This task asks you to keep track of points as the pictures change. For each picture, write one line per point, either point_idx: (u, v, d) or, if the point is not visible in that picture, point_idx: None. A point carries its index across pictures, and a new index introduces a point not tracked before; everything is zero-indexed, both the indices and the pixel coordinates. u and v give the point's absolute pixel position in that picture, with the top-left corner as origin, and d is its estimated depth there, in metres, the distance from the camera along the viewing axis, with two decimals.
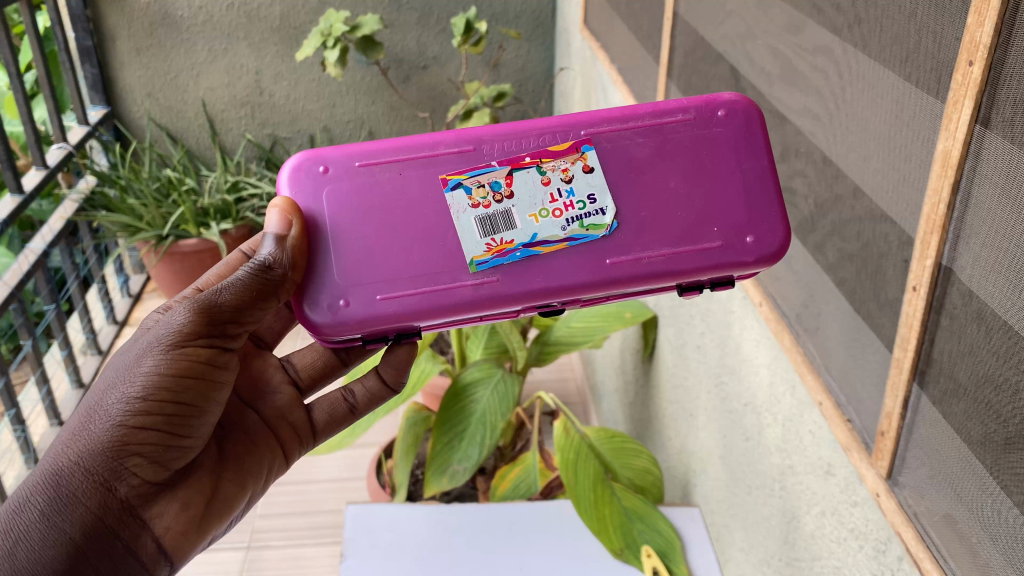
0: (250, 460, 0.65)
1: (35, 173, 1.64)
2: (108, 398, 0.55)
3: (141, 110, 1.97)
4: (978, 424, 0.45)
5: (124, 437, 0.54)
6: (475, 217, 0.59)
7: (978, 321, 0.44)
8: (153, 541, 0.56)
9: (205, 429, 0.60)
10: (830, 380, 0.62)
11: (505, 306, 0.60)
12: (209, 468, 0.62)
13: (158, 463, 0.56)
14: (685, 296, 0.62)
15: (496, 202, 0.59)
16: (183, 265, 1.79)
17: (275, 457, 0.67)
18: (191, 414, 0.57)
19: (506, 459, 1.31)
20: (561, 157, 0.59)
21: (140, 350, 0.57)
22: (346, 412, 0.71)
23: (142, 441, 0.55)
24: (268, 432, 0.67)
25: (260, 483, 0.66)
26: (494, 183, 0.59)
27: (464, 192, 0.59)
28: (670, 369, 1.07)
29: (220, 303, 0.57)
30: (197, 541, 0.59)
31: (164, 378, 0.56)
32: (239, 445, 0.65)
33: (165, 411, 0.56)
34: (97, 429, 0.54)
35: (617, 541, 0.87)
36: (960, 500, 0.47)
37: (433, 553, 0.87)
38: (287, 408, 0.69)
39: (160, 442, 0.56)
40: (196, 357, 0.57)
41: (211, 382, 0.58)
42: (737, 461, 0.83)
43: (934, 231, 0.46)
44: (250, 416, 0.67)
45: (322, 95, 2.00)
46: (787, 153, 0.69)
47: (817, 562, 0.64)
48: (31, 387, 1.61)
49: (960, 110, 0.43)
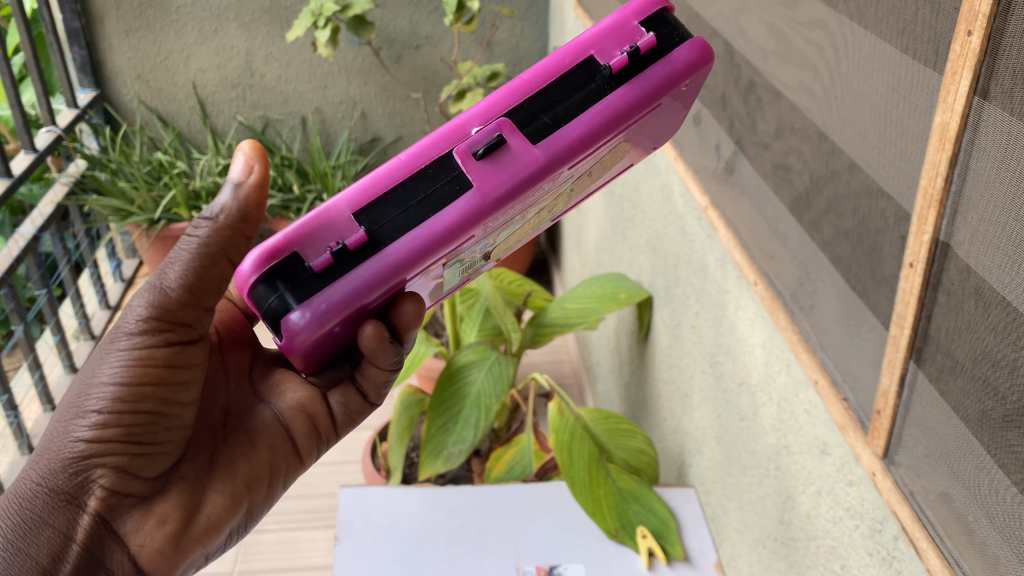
0: (245, 465, 0.61)
1: (23, 156, 1.63)
2: (66, 412, 0.55)
3: (131, 92, 1.96)
4: (976, 401, 0.44)
5: (80, 450, 0.54)
6: None
7: (976, 296, 0.43)
8: (128, 559, 0.55)
9: (176, 435, 0.58)
10: (826, 358, 0.61)
11: (417, 160, 0.49)
12: (193, 477, 0.59)
13: (122, 474, 0.55)
14: (614, 64, 0.49)
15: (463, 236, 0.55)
16: (176, 249, 1.79)
17: (279, 459, 0.63)
18: (154, 419, 0.56)
19: (501, 441, 1.32)
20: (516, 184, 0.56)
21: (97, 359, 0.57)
22: (363, 403, 0.66)
23: (98, 452, 0.54)
24: (279, 430, 0.64)
25: (261, 493, 0.62)
26: None
27: None
28: (665, 350, 1.06)
29: (169, 289, 0.56)
30: (179, 560, 0.56)
31: (118, 383, 0.55)
32: (234, 451, 0.62)
33: (119, 417, 0.55)
34: (56, 446, 0.54)
35: (612, 523, 0.87)
36: (957, 479, 0.46)
37: (429, 536, 0.87)
38: (309, 399, 0.65)
39: (120, 449, 0.54)
40: (149, 356, 0.56)
41: (168, 379, 0.57)
42: (732, 442, 0.82)
43: (931, 206, 0.45)
44: (262, 412, 0.64)
45: (314, 76, 1.98)
46: (782, 129, 0.67)
47: (813, 542, 0.64)
48: (25, 371, 1.60)
49: (958, 81, 0.42)
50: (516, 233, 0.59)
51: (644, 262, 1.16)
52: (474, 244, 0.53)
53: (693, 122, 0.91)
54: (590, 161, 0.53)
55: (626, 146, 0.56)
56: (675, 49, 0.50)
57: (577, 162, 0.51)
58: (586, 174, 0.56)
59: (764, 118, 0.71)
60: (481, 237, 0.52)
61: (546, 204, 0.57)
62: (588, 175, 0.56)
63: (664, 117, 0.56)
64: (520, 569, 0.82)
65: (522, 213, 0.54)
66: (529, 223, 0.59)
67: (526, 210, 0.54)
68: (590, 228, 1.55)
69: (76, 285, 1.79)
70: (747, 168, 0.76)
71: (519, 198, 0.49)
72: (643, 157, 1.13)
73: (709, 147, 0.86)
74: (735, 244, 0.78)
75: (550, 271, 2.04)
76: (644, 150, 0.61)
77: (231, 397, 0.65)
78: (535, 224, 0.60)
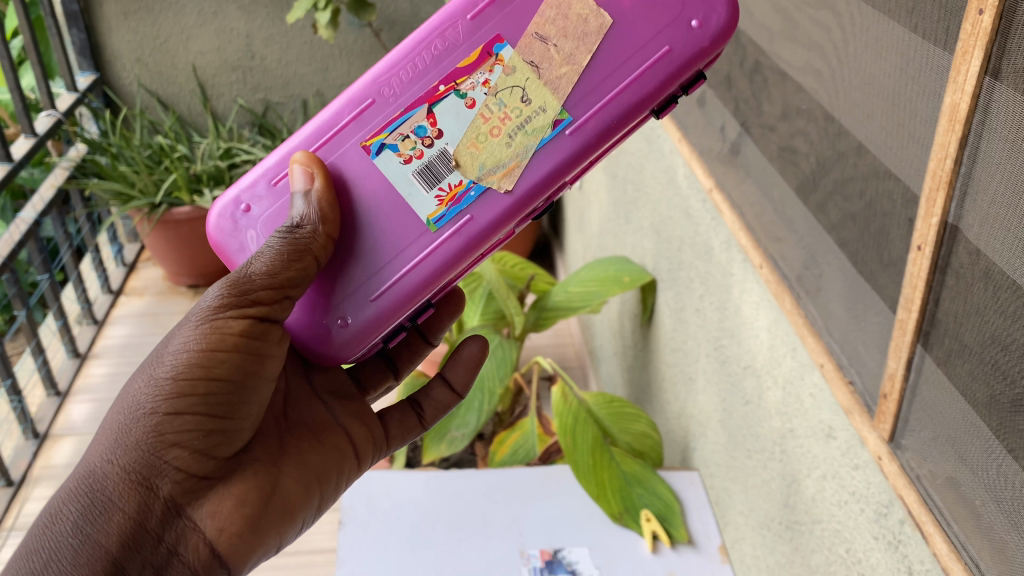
0: (314, 457, 0.61)
1: (24, 141, 1.62)
2: (139, 390, 0.53)
3: (130, 75, 1.95)
4: (984, 385, 0.44)
5: (159, 427, 0.52)
6: (412, 171, 0.58)
7: (986, 279, 0.43)
8: (204, 543, 0.52)
9: (251, 417, 0.56)
10: (832, 342, 0.61)
11: None
12: (266, 461, 0.57)
13: (202, 454, 0.53)
14: None
15: (425, 147, 0.58)
16: (178, 233, 1.79)
17: (344, 454, 0.64)
18: (231, 394, 0.54)
19: (505, 424, 1.32)
20: (476, 70, 0.58)
21: (173, 332, 0.55)
22: (416, 423, 0.72)
23: (178, 429, 0.52)
24: (337, 430, 0.64)
25: (329, 485, 0.61)
26: (418, 128, 0.58)
27: (391, 150, 0.58)
28: (669, 333, 1.06)
29: (255, 276, 0.54)
30: (256, 542, 0.55)
31: (196, 356, 0.53)
32: (302, 441, 0.61)
33: (199, 391, 0.52)
34: (130, 423, 0.52)
35: (616, 506, 0.87)
36: (964, 464, 0.46)
37: (433, 520, 0.87)
38: (363, 413, 0.68)
39: (199, 427, 0.52)
40: (229, 329, 0.53)
41: (251, 358, 0.55)
42: (736, 425, 0.82)
43: (940, 188, 0.45)
44: (322, 412, 0.64)
45: (314, 58, 1.96)
46: (788, 110, 0.67)
47: (818, 525, 0.64)
48: (27, 356, 1.60)
49: (969, 61, 0.41)
50: (520, 150, 0.57)
51: (648, 245, 1.16)
52: (394, 120, 0.58)
53: (698, 104, 0.90)
54: (513, 18, 0.58)
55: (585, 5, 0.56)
56: None
57: (474, 10, 0.58)
58: (545, 40, 0.57)
59: (770, 99, 0.70)
60: (398, 110, 0.58)
61: (508, 92, 0.57)
62: (546, 40, 0.57)
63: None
64: (524, 552, 0.83)
65: (460, 89, 0.58)
66: (525, 127, 0.57)
67: (465, 82, 0.58)
68: (594, 210, 1.54)
69: (78, 270, 1.79)
70: (753, 151, 0.76)
71: (413, 57, 0.59)
72: (648, 139, 1.12)
73: (715, 128, 0.85)
74: (740, 227, 0.78)
75: (552, 255, 2.03)
76: (690, 38, 0.55)
77: (291, 386, 0.63)
78: (544, 132, 0.57)
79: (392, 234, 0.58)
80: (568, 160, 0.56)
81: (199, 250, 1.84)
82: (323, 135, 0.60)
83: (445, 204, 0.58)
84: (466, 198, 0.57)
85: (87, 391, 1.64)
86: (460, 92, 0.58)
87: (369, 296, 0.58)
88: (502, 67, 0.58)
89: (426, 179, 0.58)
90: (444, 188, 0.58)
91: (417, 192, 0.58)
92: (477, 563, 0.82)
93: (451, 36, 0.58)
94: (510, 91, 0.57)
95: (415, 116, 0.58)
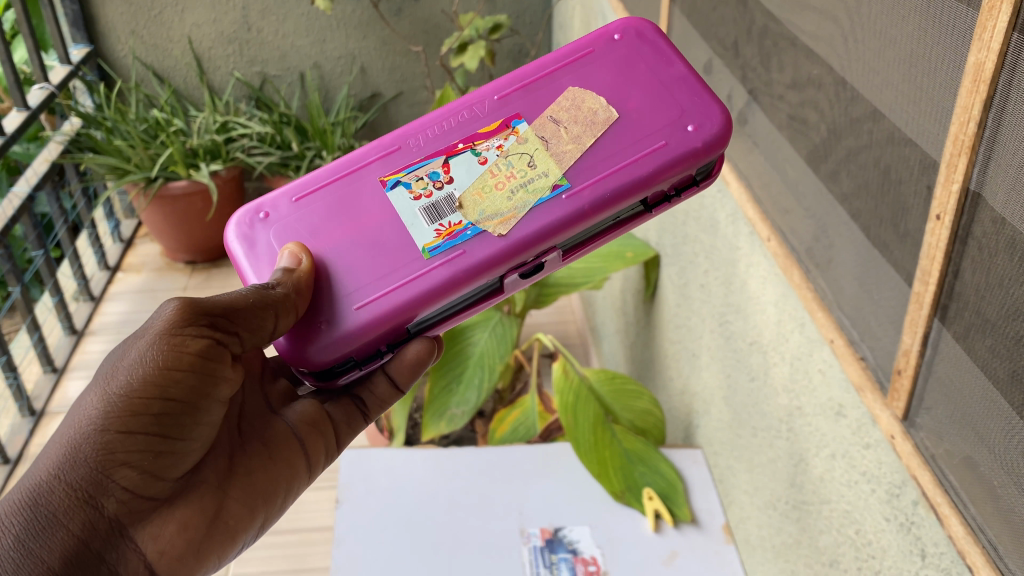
0: (262, 476, 0.58)
1: (16, 114, 1.60)
2: (89, 400, 0.50)
3: (126, 48, 1.91)
4: (1005, 361, 0.42)
5: (109, 444, 0.49)
6: (419, 208, 0.60)
7: (1010, 249, 0.40)
8: (143, 565, 0.50)
9: (204, 436, 0.54)
10: (842, 317, 0.59)
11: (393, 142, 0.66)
12: (214, 484, 0.55)
13: (150, 474, 0.50)
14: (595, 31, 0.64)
15: (436, 189, 0.60)
16: (174, 208, 1.77)
17: (295, 473, 0.60)
18: (184, 413, 0.51)
19: (506, 402, 1.31)
20: (493, 136, 0.62)
21: (129, 343, 0.52)
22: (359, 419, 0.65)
23: (128, 449, 0.49)
24: (293, 441, 0.61)
25: (275, 506, 0.59)
26: (432, 174, 0.61)
27: (404, 188, 0.60)
28: (673, 309, 1.03)
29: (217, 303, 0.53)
30: (196, 566, 0.53)
31: (152, 373, 0.50)
32: (253, 460, 0.58)
33: (152, 411, 0.50)
34: (77, 435, 0.49)
35: (617, 485, 0.85)
36: (983, 443, 0.44)
37: (431, 498, 0.85)
38: (317, 418, 0.63)
39: (149, 448, 0.50)
40: (187, 348, 0.51)
41: (206, 380, 0.52)
42: (742, 402, 0.80)
43: (962, 152, 0.42)
44: (276, 425, 0.61)
45: (312, 30, 1.92)
46: (798, 78, 0.64)
47: (826, 506, 0.62)
48: (23, 333, 1.59)
49: (996, 16, 0.39)
50: (518, 205, 0.58)
51: (652, 220, 1.13)
52: (415, 163, 0.61)
53: (704, 72, 0.87)
54: (536, 102, 0.62)
55: (597, 99, 0.61)
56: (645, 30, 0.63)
57: (502, 92, 0.63)
58: (557, 123, 0.61)
59: (779, 66, 0.68)
60: (418, 157, 0.62)
61: (517, 157, 0.60)
62: (558, 122, 0.61)
63: (650, 94, 0.61)
64: (525, 530, 0.81)
65: (477, 148, 0.61)
66: (526, 187, 0.59)
67: (482, 144, 0.61)
68: None
69: (74, 246, 1.78)
70: (762, 121, 0.73)
71: (443, 119, 0.63)
72: None
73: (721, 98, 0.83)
74: (748, 198, 0.75)
75: None
76: (684, 138, 0.59)
77: (245, 399, 0.61)
78: (543, 192, 0.58)
79: (386, 258, 0.58)
80: (560, 221, 0.58)
81: (197, 226, 1.82)
82: (345, 169, 0.62)
83: (442, 237, 0.58)
84: (462, 235, 0.58)
85: (85, 367, 1.63)
86: (475, 150, 0.61)
87: (354, 304, 0.57)
88: (516, 138, 0.61)
89: (431, 215, 0.59)
90: (444, 224, 0.59)
91: (419, 223, 0.59)
92: (477, 542, 0.80)
93: (477, 109, 0.63)
94: (519, 157, 0.60)
95: (432, 164, 0.61)
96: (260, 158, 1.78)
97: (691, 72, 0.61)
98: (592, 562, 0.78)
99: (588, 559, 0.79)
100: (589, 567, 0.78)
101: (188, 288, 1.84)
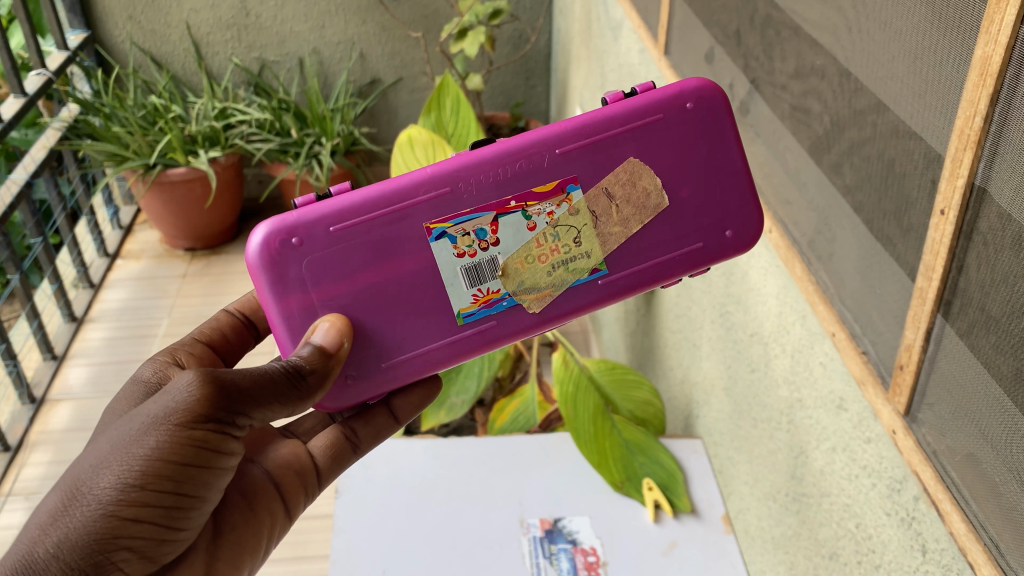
0: (246, 532, 0.59)
1: (13, 101, 1.59)
2: (97, 480, 0.48)
3: (123, 33, 1.90)
4: (1009, 357, 0.41)
5: (114, 530, 0.48)
6: (460, 267, 0.58)
7: (1016, 245, 0.40)
8: None
9: (200, 515, 0.54)
10: (844, 310, 0.59)
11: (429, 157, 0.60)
12: (201, 550, 0.56)
13: (147, 558, 0.50)
14: (672, 89, 0.59)
15: (481, 250, 0.57)
16: (173, 195, 1.76)
17: (277, 522, 0.62)
18: (189, 500, 0.51)
19: (505, 391, 1.31)
20: (546, 199, 0.58)
21: (140, 422, 0.50)
22: (349, 453, 0.65)
23: (133, 536, 0.49)
24: (270, 488, 0.62)
25: (258, 559, 0.60)
26: (479, 231, 0.57)
27: (448, 242, 0.57)
28: (673, 300, 1.03)
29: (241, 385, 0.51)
30: None
31: (166, 463, 0.49)
32: (236, 516, 0.59)
33: (161, 501, 0.49)
34: (82, 518, 0.48)
35: (617, 475, 0.85)
36: (985, 440, 0.44)
37: (431, 489, 0.85)
38: (296, 461, 0.64)
39: (152, 536, 0.49)
40: (204, 440, 0.50)
41: (215, 467, 0.52)
42: (742, 393, 0.80)
43: (967, 147, 0.42)
44: (253, 471, 0.62)
45: (310, 15, 1.90)
46: (801, 68, 0.63)
47: (827, 498, 0.62)
48: (22, 320, 1.59)
49: (1004, 9, 0.38)
50: (558, 282, 0.59)
51: None
52: (465, 214, 0.57)
53: (706, 61, 0.86)
54: (594, 162, 0.58)
55: (652, 179, 0.59)
56: (721, 108, 0.60)
57: (565, 146, 0.58)
58: (611, 198, 0.59)
59: (782, 56, 0.67)
60: (467, 207, 0.57)
61: (566, 229, 0.58)
62: (611, 197, 0.59)
63: (701, 183, 0.60)
64: (524, 521, 0.81)
65: (528, 210, 0.58)
66: (567, 265, 0.59)
67: (534, 206, 0.58)
68: None
69: (73, 233, 1.77)
70: (764, 111, 0.72)
71: (502, 159, 0.57)
72: None
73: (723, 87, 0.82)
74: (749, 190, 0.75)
75: None
76: (718, 241, 0.61)
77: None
78: (579, 275, 0.59)
79: (419, 323, 0.58)
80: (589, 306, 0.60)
81: (197, 213, 1.81)
82: (387, 206, 0.56)
83: (478, 304, 0.58)
84: (498, 305, 0.59)
85: (85, 355, 1.63)
86: (526, 212, 0.58)
87: (382, 360, 0.58)
88: (569, 206, 0.58)
89: (471, 278, 0.58)
90: (481, 290, 0.58)
91: (458, 284, 0.58)
92: (477, 533, 0.80)
93: (536, 159, 0.57)
94: (568, 229, 0.58)
95: (480, 219, 0.57)
96: (259, 145, 1.77)
97: (745, 169, 0.61)
98: (592, 553, 0.78)
99: (588, 550, 0.79)
100: (589, 558, 0.78)
101: (188, 275, 1.84)
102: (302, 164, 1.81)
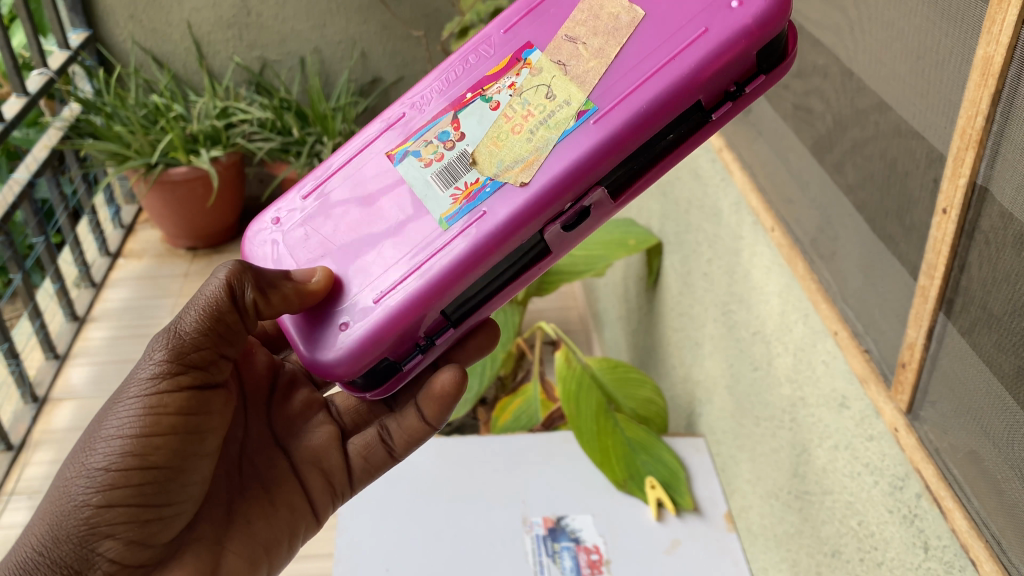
0: (261, 526, 0.60)
1: (15, 100, 1.59)
2: (69, 474, 0.52)
3: (124, 32, 1.90)
4: (1011, 356, 0.42)
5: (91, 518, 0.51)
6: (431, 173, 0.57)
7: (1019, 244, 0.40)
8: None
9: (191, 494, 0.55)
10: (846, 309, 0.59)
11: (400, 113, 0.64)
12: (209, 538, 0.57)
13: (137, 542, 0.52)
14: None
15: (446, 151, 0.57)
16: (173, 194, 1.76)
17: (298, 518, 0.62)
18: (166, 477, 0.53)
19: (507, 389, 1.31)
20: (505, 74, 0.58)
21: (107, 410, 0.53)
22: (385, 457, 0.63)
23: (110, 520, 0.51)
24: (294, 481, 0.62)
25: (279, 554, 0.61)
26: (442, 134, 0.58)
27: (414, 157, 0.58)
28: (676, 297, 1.03)
29: (181, 342, 0.53)
30: None
31: (131, 442, 0.52)
32: (252, 509, 0.60)
33: (132, 481, 0.51)
34: (60, 511, 0.51)
35: (620, 473, 0.86)
36: (987, 438, 0.44)
37: (436, 487, 0.85)
38: (325, 454, 0.63)
39: (132, 518, 0.52)
40: (162, 413, 0.52)
41: (188, 438, 0.54)
42: (745, 392, 0.80)
43: (969, 147, 0.42)
44: (280, 462, 0.63)
45: (312, 14, 1.90)
46: (804, 67, 0.64)
47: (828, 496, 0.62)
48: (24, 320, 1.60)
49: (1006, 10, 0.38)
50: (540, 144, 0.53)
51: (655, 208, 1.13)
52: (424, 128, 0.59)
53: None
54: (543, 27, 0.58)
55: (616, 3, 0.55)
56: None
57: (509, 24, 0.59)
58: (574, 40, 0.56)
59: None
60: (425, 119, 0.59)
61: (534, 91, 0.56)
62: (575, 40, 0.56)
63: None
64: (527, 520, 0.82)
65: (486, 94, 0.58)
66: (548, 122, 0.54)
67: (492, 88, 0.58)
68: None
69: (75, 232, 1.78)
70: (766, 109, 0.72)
71: (450, 69, 0.60)
72: None
73: None
74: (750, 187, 0.75)
75: None
76: (727, 17, 0.51)
77: (249, 433, 0.63)
78: (567, 123, 0.53)
79: (394, 234, 0.56)
80: (592, 153, 0.52)
81: (198, 212, 1.81)
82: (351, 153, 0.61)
83: (459, 202, 0.54)
84: (479, 194, 0.54)
85: (86, 354, 1.63)
86: (486, 97, 0.58)
87: (372, 300, 0.54)
88: (529, 69, 0.57)
89: (444, 179, 0.56)
90: (460, 187, 0.55)
91: (434, 192, 0.56)
92: (480, 531, 0.80)
93: (485, 48, 0.59)
94: (536, 90, 0.56)
95: (440, 123, 0.58)
96: (259, 145, 1.78)
97: None
98: (594, 551, 0.79)
99: (590, 548, 0.79)
100: (592, 556, 0.78)
101: (189, 274, 1.84)
102: (303, 164, 1.81)
